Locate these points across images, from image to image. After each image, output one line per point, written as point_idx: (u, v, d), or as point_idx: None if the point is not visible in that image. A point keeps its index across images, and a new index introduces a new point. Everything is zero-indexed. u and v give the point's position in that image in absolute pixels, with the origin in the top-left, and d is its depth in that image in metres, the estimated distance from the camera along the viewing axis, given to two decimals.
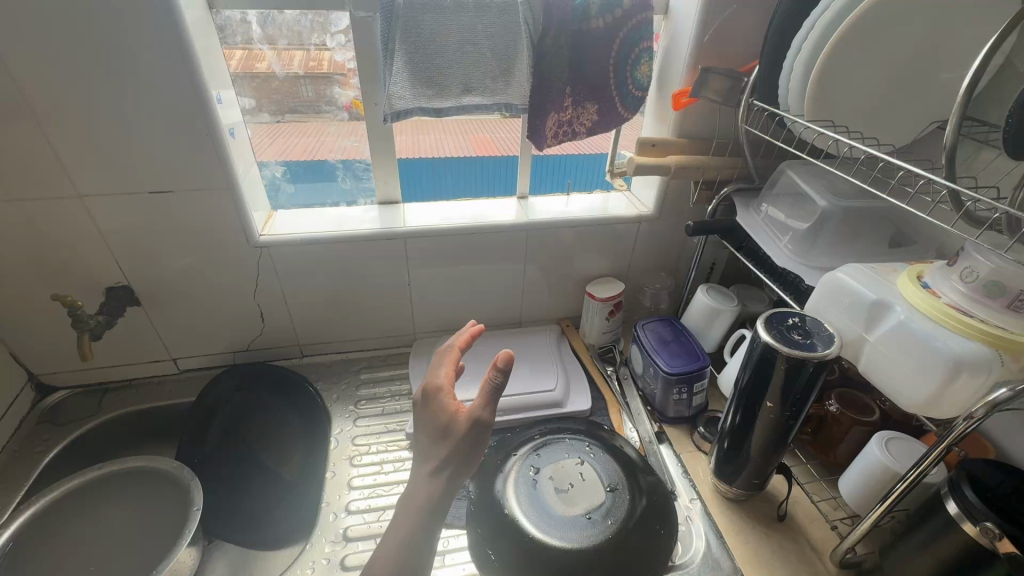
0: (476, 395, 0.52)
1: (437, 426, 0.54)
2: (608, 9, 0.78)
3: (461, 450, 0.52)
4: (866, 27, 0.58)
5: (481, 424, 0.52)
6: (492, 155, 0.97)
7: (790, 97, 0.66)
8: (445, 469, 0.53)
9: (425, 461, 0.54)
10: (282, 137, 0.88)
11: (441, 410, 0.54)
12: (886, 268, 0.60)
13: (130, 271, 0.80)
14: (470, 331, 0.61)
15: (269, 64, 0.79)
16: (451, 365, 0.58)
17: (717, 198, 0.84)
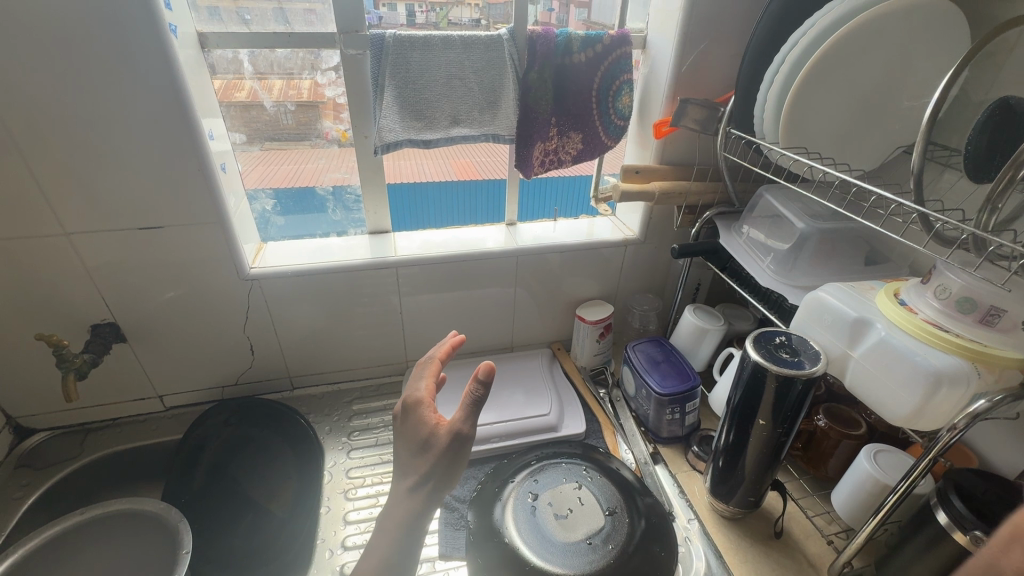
0: (456, 409, 0.53)
1: (418, 439, 0.54)
2: (589, 44, 0.82)
3: (443, 461, 0.52)
4: (831, 62, 0.62)
5: (462, 437, 0.53)
6: (473, 178, 0.98)
7: (765, 127, 0.70)
8: (426, 484, 0.53)
9: (406, 477, 0.54)
10: (263, 165, 0.87)
11: (421, 422, 0.55)
12: (865, 286, 0.62)
13: (117, 307, 0.79)
14: (450, 342, 0.62)
15: (249, 94, 0.79)
16: (430, 379, 0.59)
17: (700, 221, 0.87)
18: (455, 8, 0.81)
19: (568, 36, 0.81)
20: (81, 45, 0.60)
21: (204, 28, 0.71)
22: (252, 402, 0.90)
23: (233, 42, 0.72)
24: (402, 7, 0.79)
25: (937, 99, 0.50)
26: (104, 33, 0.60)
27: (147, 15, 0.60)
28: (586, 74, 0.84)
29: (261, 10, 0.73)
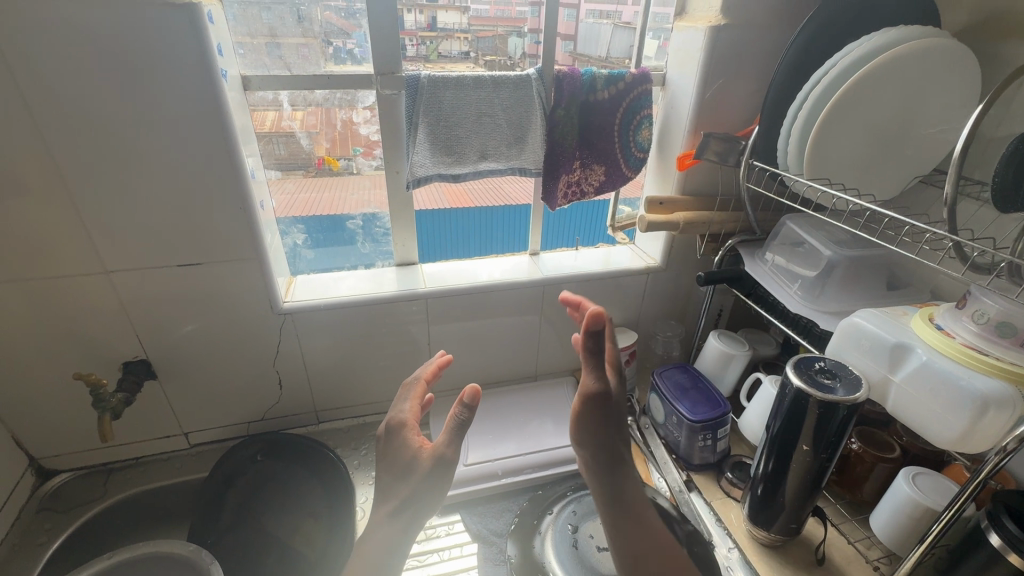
0: (442, 432, 0.57)
1: (403, 462, 0.59)
2: (612, 82, 0.86)
3: (425, 484, 0.56)
4: (853, 98, 0.65)
5: (446, 460, 0.57)
6: (465, 206, 0.96)
7: (789, 160, 0.73)
8: (404, 508, 0.57)
9: (385, 501, 0.58)
10: (281, 192, 0.85)
11: (405, 445, 0.61)
12: (898, 311, 0.64)
13: (149, 344, 0.78)
14: (436, 365, 0.68)
15: (272, 122, 0.78)
16: (414, 402, 0.65)
17: (723, 249, 0.89)
18: (444, 42, 0.81)
19: (593, 75, 0.84)
20: (132, 89, 0.61)
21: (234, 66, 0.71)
22: (281, 438, 0.89)
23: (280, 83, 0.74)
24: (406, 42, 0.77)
25: (967, 133, 0.53)
26: (154, 77, 0.61)
27: (199, 60, 0.62)
28: (609, 110, 0.87)
29: (251, 44, 0.73)
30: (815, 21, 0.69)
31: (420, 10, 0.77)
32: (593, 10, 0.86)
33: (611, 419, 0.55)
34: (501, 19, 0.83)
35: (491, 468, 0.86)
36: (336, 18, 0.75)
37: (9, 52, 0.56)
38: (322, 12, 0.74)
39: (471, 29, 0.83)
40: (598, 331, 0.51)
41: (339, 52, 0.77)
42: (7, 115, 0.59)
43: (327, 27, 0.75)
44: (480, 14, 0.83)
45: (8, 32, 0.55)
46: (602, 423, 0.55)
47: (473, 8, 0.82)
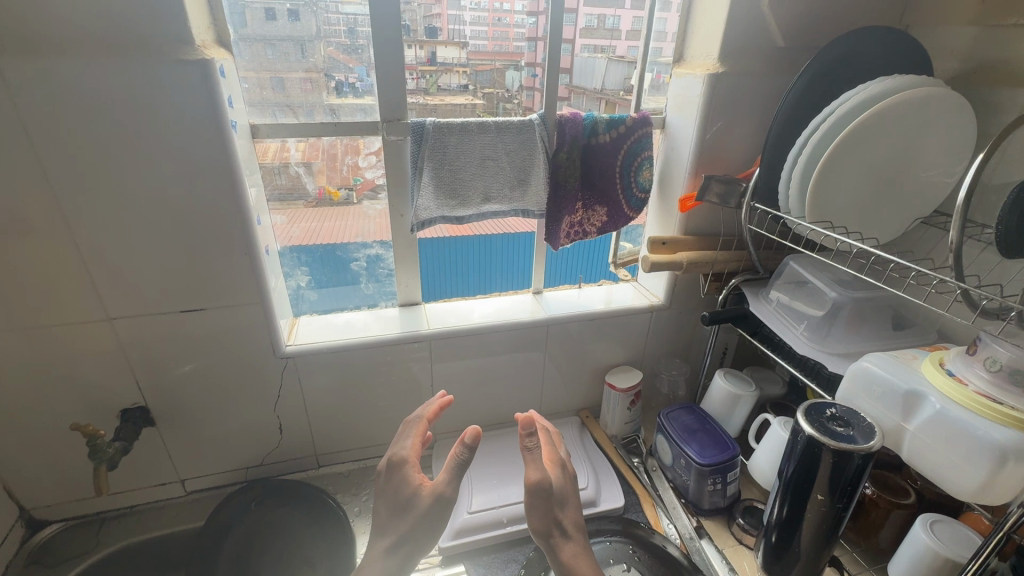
0: (442, 472, 0.61)
1: (403, 498, 0.62)
2: (613, 127, 0.87)
3: (424, 521, 0.60)
4: (851, 144, 0.66)
5: (443, 498, 0.60)
6: (465, 235, 0.94)
7: (791, 203, 0.74)
8: (402, 543, 0.60)
9: (383, 536, 0.61)
10: (295, 220, 0.85)
11: (406, 480, 0.64)
12: (907, 355, 0.63)
13: (148, 391, 0.77)
14: (431, 411, 0.71)
15: (274, 154, 0.78)
16: (416, 438, 0.68)
17: (727, 288, 0.89)
18: (443, 75, 0.81)
19: (594, 119, 0.86)
20: (140, 141, 0.62)
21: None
22: (279, 484, 0.87)
23: (287, 130, 0.76)
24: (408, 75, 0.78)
25: (969, 182, 0.54)
26: (161, 128, 0.62)
27: (210, 114, 0.62)
28: (610, 152, 0.88)
29: (257, 78, 0.73)
30: (812, 68, 0.70)
31: (420, 45, 0.78)
32: (589, 45, 0.86)
33: (546, 499, 0.63)
34: (499, 54, 0.84)
35: (495, 515, 0.84)
36: (338, 53, 0.75)
37: (22, 109, 0.57)
38: (323, 47, 0.74)
39: (470, 64, 0.83)
40: (531, 430, 0.65)
41: (340, 86, 0.77)
42: (17, 168, 0.59)
43: (331, 63, 0.75)
44: (478, 49, 0.83)
45: (22, 90, 0.56)
46: (537, 504, 0.64)
47: (472, 43, 0.82)
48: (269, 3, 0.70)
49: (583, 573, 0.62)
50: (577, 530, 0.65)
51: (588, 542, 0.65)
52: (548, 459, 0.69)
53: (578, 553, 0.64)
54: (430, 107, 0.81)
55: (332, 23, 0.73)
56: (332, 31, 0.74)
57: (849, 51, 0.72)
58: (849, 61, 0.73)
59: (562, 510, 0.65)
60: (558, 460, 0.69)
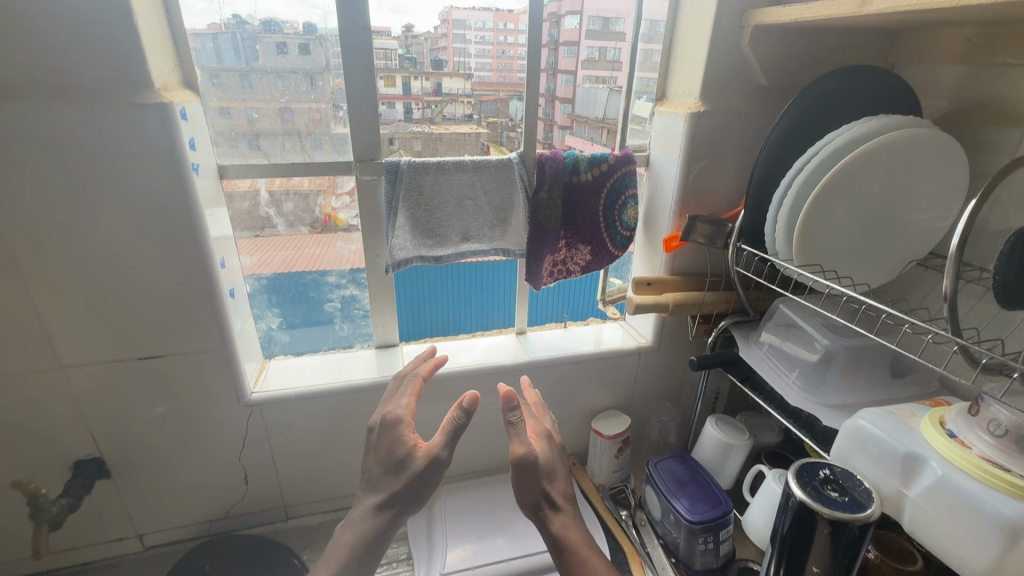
0: (438, 433, 0.59)
1: (394, 457, 0.60)
2: (595, 164, 0.85)
3: (415, 484, 0.58)
4: (837, 186, 0.64)
5: (437, 461, 0.58)
6: (464, 265, 0.90)
7: (777, 246, 0.70)
8: (392, 505, 0.59)
9: (373, 493, 0.60)
10: (276, 250, 0.81)
11: (400, 438, 0.61)
12: (906, 411, 0.59)
13: (104, 441, 0.73)
14: (425, 371, 0.68)
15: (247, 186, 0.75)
16: (413, 396, 0.65)
17: (716, 331, 0.85)
18: (449, 105, 0.81)
19: (575, 158, 0.84)
20: (93, 185, 0.59)
21: (223, 128, 0.71)
22: (242, 540, 0.82)
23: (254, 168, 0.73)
24: (399, 105, 0.77)
25: (963, 228, 0.50)
26: (118, 172, 0.59)
27: (168, 157, 0.60)
28: (593, 191, 0.86)
29: (269, 109, 0.73)
30: (795, 108, 0.68)
31: (426, 77, 0.78)
32: (590, 76, 0.86)
33: (533, 473, 0.58)
34: (502, 85, 0.82)
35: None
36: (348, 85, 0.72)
37: None
38: (332, 81, 0.72)
39: (474, 94, 0.81)
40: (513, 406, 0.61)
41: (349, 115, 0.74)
42: None
43: (339, 94, 0.73)
44: (483, 79, 0.81)
45: None
46: (523, 478, 0.58)
47: (477, 74, 0.81)
48: (281, 37, 0.69)
49: (577, 543, 0.58)
50: (566, 501, 0.61)
51: (579, 512, 0.61)
52: (533, 432, 0.64)
53: (570, 524, 0.59)
54: (436, 136, 0.81)
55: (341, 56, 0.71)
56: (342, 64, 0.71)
57: (835, 90, 0.69)
58: (836, 100, 0.70)
59: (551, 481, 0.60)
60: (543, 433, 0.64)
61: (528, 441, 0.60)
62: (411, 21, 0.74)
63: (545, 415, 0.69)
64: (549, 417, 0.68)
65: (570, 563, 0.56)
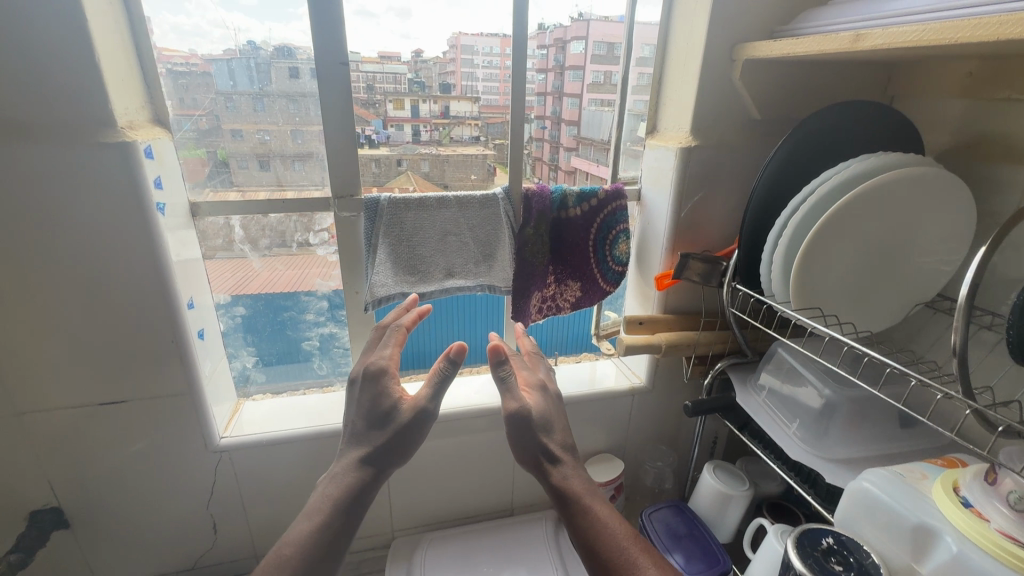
0: (424, 385, 0.58)
1: (380, 410, 0.59)
2: (584, 199, 0.82)
3: (403, 435, 0.57)
4: (835, 226, 0.60)
5: (425, 413, 0.57)
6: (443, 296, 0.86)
7: (774, 287, 0.66)
8: (376, 458, 0.57)
9: (357, 448, 0.58)
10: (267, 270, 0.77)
11: (387, 390, 0.59)
12: (915, 473, 0.54)
13: (64, 490, 0.70)
14: (408, 321, 0.66)
15: (235, 201, 0.72)
16: (397, 346, 0.63)
17: (712, 373, 0.80)
18: (456, 127, 0.78)
19: (563, 192, 0.81)
20: (49, 226, 0.57)
21: (235, 151, 0.70)
22: None
23: (229, 203, 0.71)
24: (407, 128, 0.76)
25: (972, 278, 0.46)
26: (76, 212, 0.57)
27: (131, 197, 0.57)
28: (582, 226, 0.83)
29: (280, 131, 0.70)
30: (792, 143, 0.64)
31: (435, 99, 0.77)
32: (595, 99, 0.82)
33: (526, 426, 0.58)
34: None
35: None
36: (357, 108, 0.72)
37: None
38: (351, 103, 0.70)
39: (482, 116, 0.79)
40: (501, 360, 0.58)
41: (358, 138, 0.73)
42: None
43: None
44: (489, 101, 0.78)
45: None
46: (519, 432, 0.58)
47: (484, 97, 0.78)
48: (294, 62, 0.67)
49: (579, 492, 0.56)
50: (566, 449, 0.60)
51: (580, 461, 0.60)
52: (524, 384, 0.64)
53: (571, 475, 0.58)
54: (444, 159, 0.79)
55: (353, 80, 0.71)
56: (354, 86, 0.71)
57: (835, 124, 0.66)
58: (836, 135, 0.67)
59: (547, 431, 0.60)
60: (535, 384, 0.64)
61: (519, 395, 0.60)
62: (420, 46, 0.74)
63: (539, 367, 0.68)
64: (542, 368, 0.68)
65: (574, 511, 0.55)
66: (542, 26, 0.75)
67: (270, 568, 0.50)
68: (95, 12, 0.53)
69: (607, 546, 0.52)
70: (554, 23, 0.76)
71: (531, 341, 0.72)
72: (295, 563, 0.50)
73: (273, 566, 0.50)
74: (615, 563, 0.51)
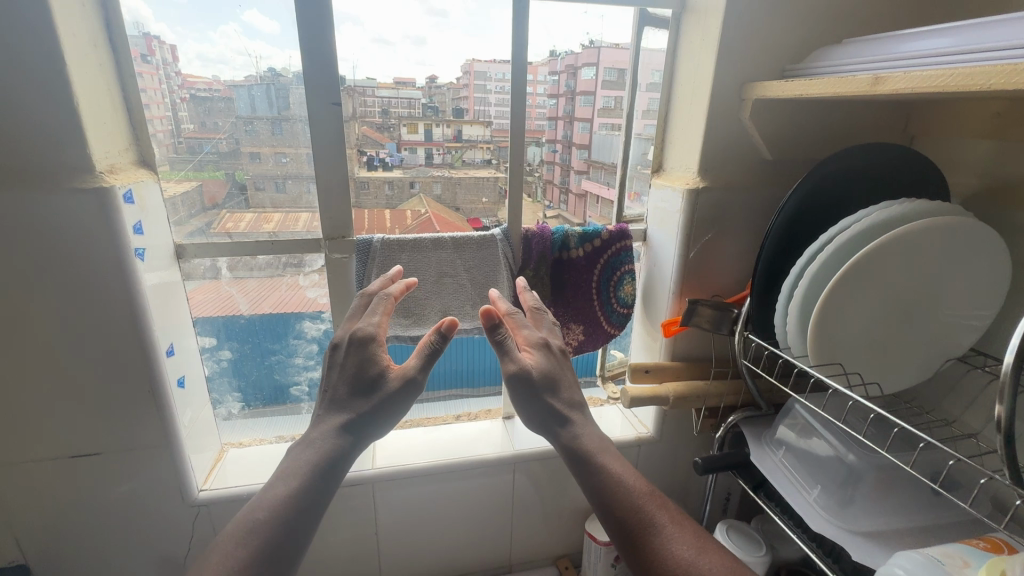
0: (414, 356, 0.56)
1: (366, 379, 0.55)
2: (586, 240, 0.78)
3: (390, 406, 0.54)
4: (856, 276, 0.55)
5: (414, 384, 0.55)
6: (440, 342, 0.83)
7: (790, 339, 0.61)
8: (358, 427, 0.53)
9: (338, 414, 0.53)
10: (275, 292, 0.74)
11: (374, 358, 0.55)
12: (956, 559, 0.47)
13: (31, 546, 0.66)
14: (394, 293, 0.62)
15: (249, 224, 0.69)
16: (386, 316, 0.59)
17: (724, 426, 0.75)
18: (468, 150, 0.76)
19: (565, 233, 0.77)
20: (18, 274, 0.54)
21: (252, 174, 0.68)
22: None
23: (238, 231, 0.69)
24: (420, 150, 0.74)
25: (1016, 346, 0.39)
26: (49, 259, 0.54)
27: (106, 242, 0.55)
28: (585, 267, 0.79)
29: (299, 154, 0.68)
30: (806, 187, 0.60)
31: (448, 123, 0.74)
32: (606, 124, 0.79)
33: (527, 388, 0.55)
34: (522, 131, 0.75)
35: None
36: (372, 131, 0.71)
37: None
38: (359, 127, 0.70)
39: (494, 140, 0.75)
40: (495, 325, 0.56)
41: (371, 161, 0.72)
42: None
43: (363, 140, 0.71)
44: (501, 125, 0.74)
45: None
46: (522, 394, 0.55)
47: (496, 121, 0.74)
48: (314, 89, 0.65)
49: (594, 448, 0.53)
50: (573, 407, 0.57)
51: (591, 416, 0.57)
52: (524, 343, 0.59)
53: (584, 432, 0.55)
54: (456, 181, 0.76)
55: (369, 104, 0.70)
56: (368, 111, 0.70)
57: (853, 169, 0.62)
58: (853, 180, 0.63)
59: (552, 388, 0.56)
60: (536, 342, 0.59)
61: (517, 356, 0.56)
62: (435, 72, 0.72)
63: (542, 325, 0.63)
64: (545, 326, 0.63)
65: (591, 471, 0.52)
66: (554, 52, 0.73)
67: (236, 535, 0.45)
68: (76, 53, 0.51)
69: (628, 506, 0.49)
70: (565, 49, 0.73)
71: (534, 296, 0.67)
72: (268, 528, 0.45)
73: (243, 532, 0.45)
74: (638, 523, 0.48)
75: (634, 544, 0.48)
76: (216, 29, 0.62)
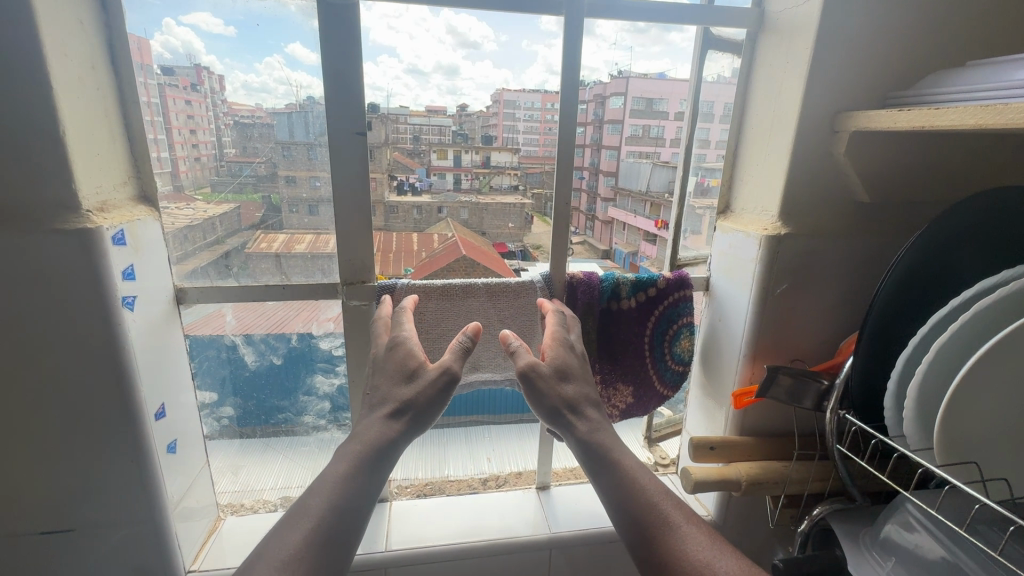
0: (447, 350, 0.48)
1: (401, 372, 0.47)
2: (640, 288, 0.67)
3: (431, 397, 0.46)
4: (1001, 356, 0.43)
5: (450, 374, 0.46)
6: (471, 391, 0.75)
7: (908, 430, 0.48)
8: (407, 411, 0.45)
9: (380, 407, 0.46)
10: (275, 322, 0.63)
11: (409, 355, 0.48)
12: None
13: None
14: (408, 305, 0.55)
15: (256, 270, 0.61)
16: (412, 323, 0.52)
17: (808, 520, 0.61)
18: (495, 175, 0.66)
19: (615, 281, 0.66)
20: None
21: (260, 212, 0.61)
22: None
23: (274, 251, 0.61)
24: (448, 175, 0.65)
25: None
26: (24, 310, 0.47)
27: (88, 291, 0.47)
28: (637, 320, 0.68)
29: (322, 177, 0.59)
30: (925, 241, 0.48)
31: (475, 148, 0.65)
32: (631, 151, 0.68)
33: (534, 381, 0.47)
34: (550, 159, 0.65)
35: None
36: (402, 157, 0.63)
37: None
38: (390, 152, 0.62)
39: (521, 166, 0.66)
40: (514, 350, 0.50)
41: (401, 186, 0.64)
42: None
43: (394, 165, 0.62)
44: (530, 152, 0.65)
45: None
46: (531, 394, 0.47)
47: (524, 148, 0.65)
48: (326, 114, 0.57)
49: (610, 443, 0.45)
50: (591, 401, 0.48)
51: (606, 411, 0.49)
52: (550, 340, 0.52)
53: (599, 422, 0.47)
54: (483, 207, 0.67)
55: (399, 130, 0.62)
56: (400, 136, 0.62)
57: (986, 217, 0.50)
58: (985, 232, 0.50)
59: (566, 385, 0.48)
60: (560, 341, 0.52)
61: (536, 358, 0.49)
62: (466, 100, 0.63)
63: (573, 329, 0.57)
64: (575, 330, 0.56)
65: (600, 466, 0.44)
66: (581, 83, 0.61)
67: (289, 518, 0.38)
68: (66, 74, 0.45)
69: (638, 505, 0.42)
70: (592, 80, 0.62)
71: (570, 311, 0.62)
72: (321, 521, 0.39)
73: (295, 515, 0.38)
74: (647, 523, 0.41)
75: (642, 540, 0.41)
76: (261, 59, 0.56)
